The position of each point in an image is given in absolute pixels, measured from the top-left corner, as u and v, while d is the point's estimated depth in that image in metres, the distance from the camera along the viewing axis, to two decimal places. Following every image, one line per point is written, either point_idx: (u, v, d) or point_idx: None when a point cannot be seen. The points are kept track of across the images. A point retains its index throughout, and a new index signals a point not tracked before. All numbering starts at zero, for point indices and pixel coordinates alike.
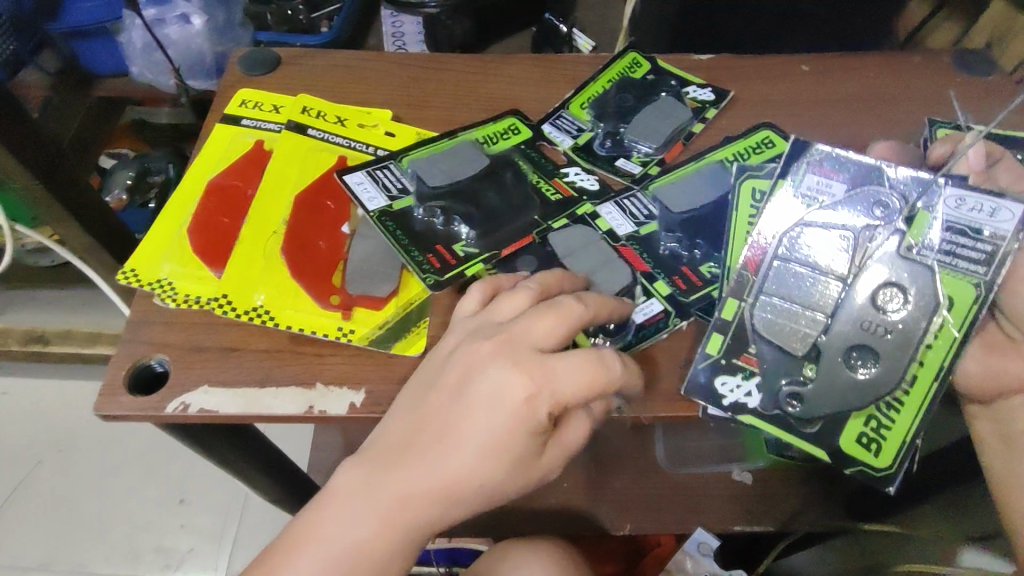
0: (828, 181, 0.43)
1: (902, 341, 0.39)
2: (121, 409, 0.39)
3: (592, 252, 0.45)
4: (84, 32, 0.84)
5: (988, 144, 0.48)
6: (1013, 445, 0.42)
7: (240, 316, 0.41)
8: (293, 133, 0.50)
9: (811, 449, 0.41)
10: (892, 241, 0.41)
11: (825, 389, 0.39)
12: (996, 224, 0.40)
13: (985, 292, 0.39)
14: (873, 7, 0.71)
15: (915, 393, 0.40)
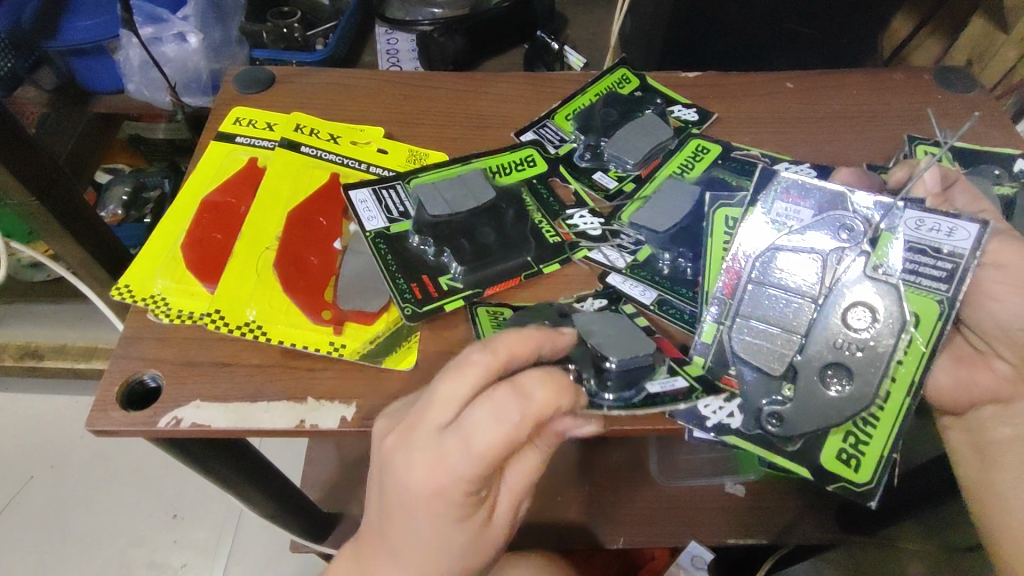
0: (796, 207, 0.44)
1: (873, 359, 0.39)
2: (112, 424, 0.39)
3: (616, 323, 0.43)
4: (81, 51, 0.83)
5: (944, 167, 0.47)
6: (985, 454, 0.43)
7: (233, 331, 0.42)
8: (286, 151, 0.51)
9: (795, 468, 0.41)
10: (859, 262, 0.41)
11: (803, 407, 0.39)
12: (955, 242, 0.40)
13: (948, 308, 0.40)
14: (857, 27, 0.73)
15: (890, 407, 0.40)
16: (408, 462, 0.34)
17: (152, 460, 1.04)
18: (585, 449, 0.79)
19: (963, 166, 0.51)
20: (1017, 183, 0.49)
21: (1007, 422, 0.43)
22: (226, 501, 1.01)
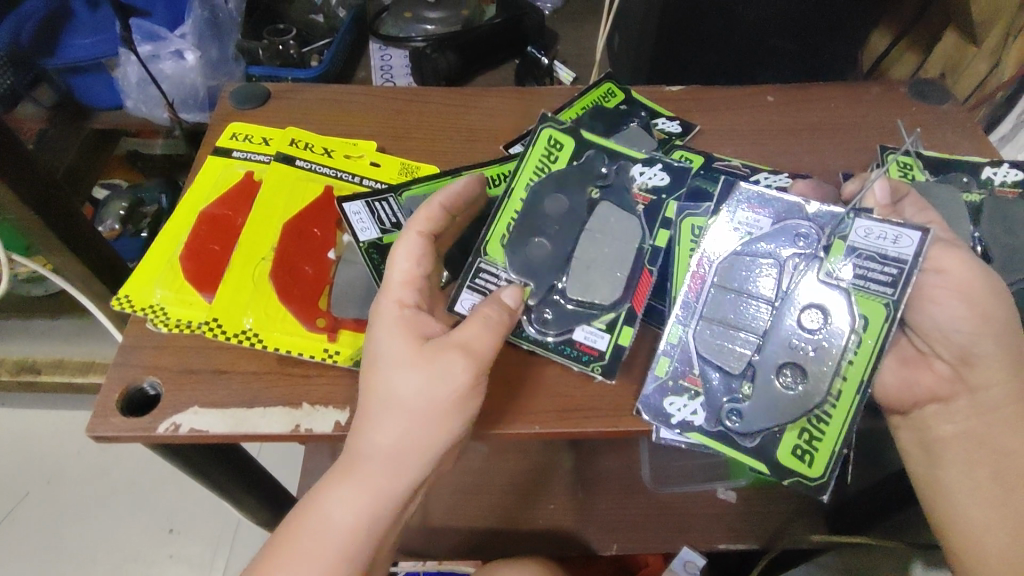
0: (756, 216, 0.45)
1: (825, 357, 0.41)
2: (112, 430, 0.40)
3: (620, 245, 0.46)
4: (79, 68, 0.85)
5: (896, 181, 0.47)
6: (931, 453, 0.45)
7: (230, 339, 0.43)
8: (281, 164, 0.52)
9: (754, 464, 0.43)
10: (812, 268, 0.43)
11: (760, 405, 0.42)
12: (899, 248, 0.42)
13: (894, 311, 0.42)
14: (837, 42, 0.75)
15: (841, 404, 0.42)
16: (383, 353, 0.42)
17: (147, 474, 1.04)
18: (578, 457, 0.81)
19: (933, 175, 0.51)
20: (984, 189, 0.49)
21: (948, 420, 0.44)
22: (222, 513, 1.02)
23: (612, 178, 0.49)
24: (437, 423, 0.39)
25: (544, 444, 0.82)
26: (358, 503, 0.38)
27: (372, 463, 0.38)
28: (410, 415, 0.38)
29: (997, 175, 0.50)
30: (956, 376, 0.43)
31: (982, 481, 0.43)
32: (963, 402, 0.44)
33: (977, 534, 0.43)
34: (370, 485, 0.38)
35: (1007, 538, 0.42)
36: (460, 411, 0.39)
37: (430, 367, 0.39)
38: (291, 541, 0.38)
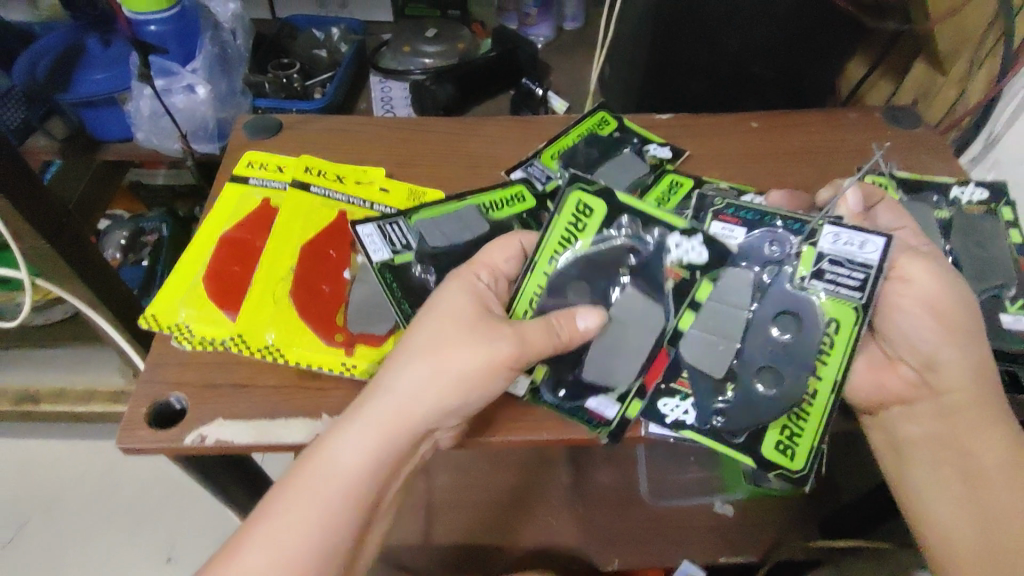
0: (732, 227, 0.49)
1: (797, 358, 0.45)
2: (143, 443, 0.42)
3: (639, 332, 0.45)
4: (91, 102, 0.88)
5: (868, 186, 0.50)
6: (901, 452, 0.48)
7: (253, 354, 0.45)
8: (298, 191, 0.55)
9: (738, 457, 0.46)
10: (784, 275, 0.46)
11: (742, 404, 0.45)
12: (866, 254, 0.45)
13: (863, 314, 0.44)
14: (814, 72, 0.81)
15: (818, 400, 0.46)
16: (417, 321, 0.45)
17: (146, 501, 1.08)
18: (578, 473, 0.83)
19: (907, 193, 0.53)
20: (954, 208, 0.51)
21: (913, 421, 0.47)
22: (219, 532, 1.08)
23: (640, 265, 0.46)
24: (459, 391, 0.42)
25: (544, 460, 0.85)
26: (366, 446, 0.41)
27: (387, 411, 0.41)
28: (436, 374, 0.41)
29: (964, 194, 0.52)
30: (921, 381, 0.46)
31: (947, 476, 0.46)
32: (926, 404, 0.46)
33: (949, 529, 0.45)
34: (381, 432, 0.41)
35: (973, 531, 0.44)
36: (484, 383, 0.42)
37: (474, 338, 0.42)
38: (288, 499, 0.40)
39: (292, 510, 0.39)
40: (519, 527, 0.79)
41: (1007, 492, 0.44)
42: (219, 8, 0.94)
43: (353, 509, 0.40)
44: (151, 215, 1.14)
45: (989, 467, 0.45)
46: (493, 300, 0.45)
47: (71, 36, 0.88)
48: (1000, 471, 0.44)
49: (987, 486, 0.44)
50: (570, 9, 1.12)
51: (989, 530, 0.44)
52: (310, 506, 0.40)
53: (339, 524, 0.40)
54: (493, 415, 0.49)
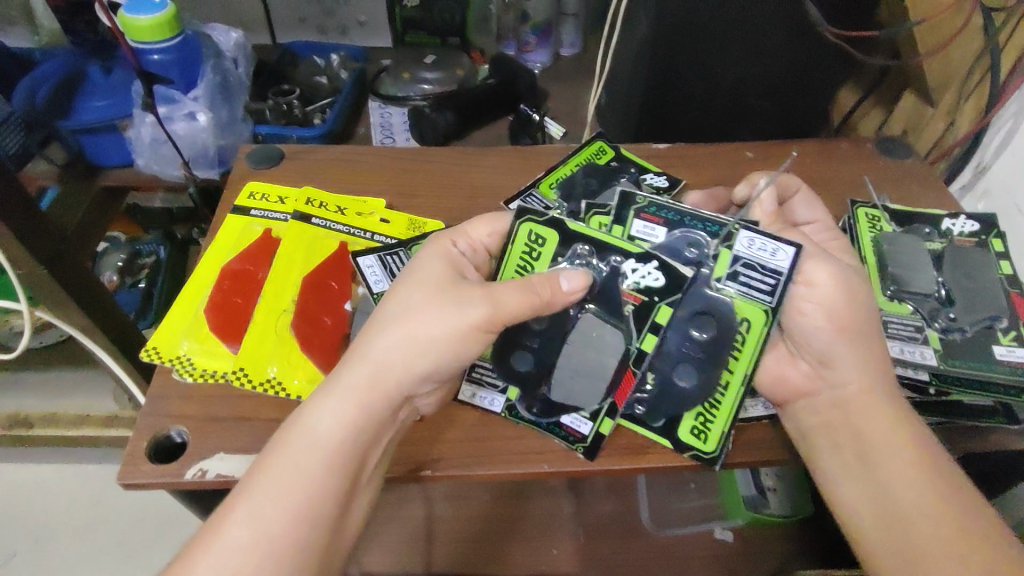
0: (653, 225, 0.50)
1: (710, 356, 0.48)
2: (143, 477, 0.42)
3: (602, 355, 0.48)
4: (92, 130, 0.89)
5: (785, 179, 0.54)
6: (805, 440, 0.47)
7: (255, 386, 0.45)
8: (299, 223, 0.55)
9: (656, 438, 0.49)
10: (701, 277, 0.48)
11: (661, 395, 0.49)
12: (776, 261, 0.46)
13: (772, 316, 0.47)
14: (807, 102, 0.82)
15: (729, 393, 0.49)
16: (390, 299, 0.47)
17: (139, 530, 1.08)
18: (578, 501, 0.83)
19: (899, 225, 0.54)
20: (945, 239, 0.52)
21: (814, 412, 0.46)
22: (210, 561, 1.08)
23: (595, 293, 0.47)
24: (435, 353, 0.43)
25: (544, 489, 0.85)
26: (344, 413, 0.41)
27: (362, 375, 0.42)
28: (412, 334, 0.43)
29: (955, 226, 0.53)
30: (817, 375, 0.46)
31: (847, 460, 0.45)
32: (821, 398, 0.46)
33: (852, 509, 0.44)
34: (357, 396, 0.42)
35: (871, 505, 0.43)
36: (464, 343, 0.43)
37: (449, 302, 0.43)
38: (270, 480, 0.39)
39: (271, 487, 0.38)
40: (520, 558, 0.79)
41: (902, 465, 0.42)
42: (222, 37, 0.95)
43: (337, 478, 0.40)
44: (148, 238, 1.16)
45: (879, 443, 0.43)
46: (465, 268, 0.48)
47: (72, 65, 0.89)
48: (888, 445, 0.43)
49: (879, 461, 0.43)
50: (567, 36, 1.15)
51: (882, 502, 0.42)
52: (290, 479, 0.39)
53: (323, 497, 0.39)
54: (493, 446, 0.49)
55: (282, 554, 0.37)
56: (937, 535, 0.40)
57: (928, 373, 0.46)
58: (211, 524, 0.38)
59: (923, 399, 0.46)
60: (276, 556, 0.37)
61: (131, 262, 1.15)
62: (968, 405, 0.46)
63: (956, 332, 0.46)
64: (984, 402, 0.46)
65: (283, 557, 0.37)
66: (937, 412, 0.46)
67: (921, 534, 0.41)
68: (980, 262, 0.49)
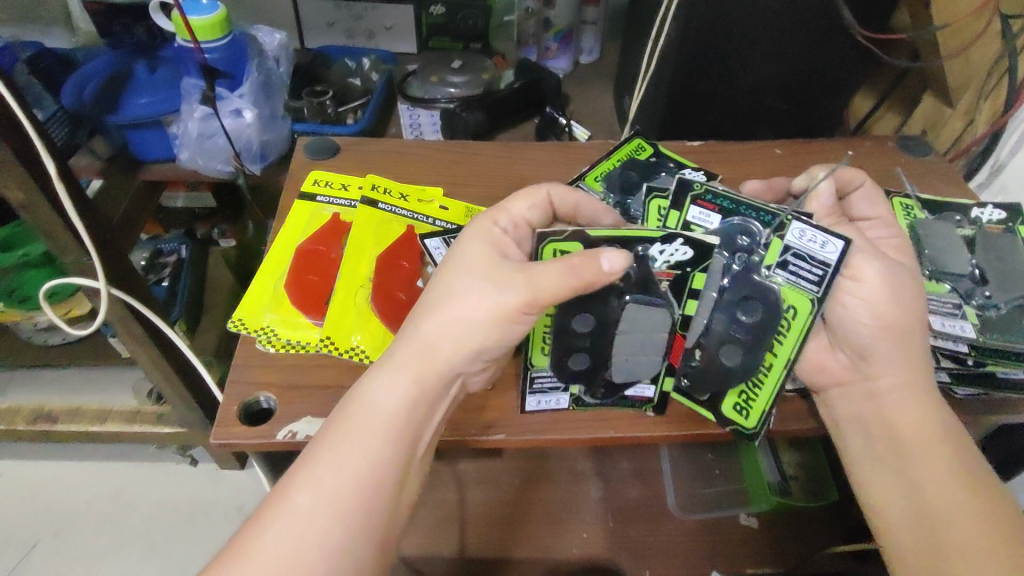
0: (708, 213, 0.54)
1: (756, 339, 0.49)
2: (235, 438, 0.45)
3: (651, 338, 0.48)
4: (137, 124, 0.90)
5: (850, 171, 0.56)
6: (837, 426, 0.51)
7: (341, 354, 0.49)
8: (366, 207, 0.59)
9: (700, 410, 0.53)
10: (751, 264, 0.51)
11: (705, 373, 0.51)
12: (825, 253, 0.49)
13: (817, 306, 0.49)
14: (825, 105, 0.87)
15: (771, 374, 0.51)
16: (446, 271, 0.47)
17: (162, 523, 1.09)
18: (607, 487, 0.86)
19: (930, 213, 0.58)
20: (975, 226, 0.56)
21: (847, 400, 0.50)
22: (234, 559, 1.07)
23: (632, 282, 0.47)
24: (476, 332, 0.43)
25: (573, 474, 0.87)
26: (399, 388, 0.43)
27: (411, 354, 0.43)
28: (454, 317, 0.43)
29: (984, 215, 0.57)
30: (854, 367, 0.50)
31: (877, 449, 0.48)
32: (857, 387, 0.50)
33: (880, 497, 0.47)
34: (410, 372, 0.43)
35: (901, 499, 0.46)
36: (501, 323, 0.43)
37: (488, 283, 0.43)
38: (336, 453, 0.40)
39: (337, 462, 0.40)
40: (553, 541, 0.80)
41: (936, 462, 0.46)
42: (267, 38, 1.00)
43: (392, 452, 0.41)
44: (169, 237, 1.17)
45: (913, 441, 0.47)
46: (507, 248, 0.47)
47: (116, 65, 0.91)
48: (923, 442, 0.46)
49: (913, 457, 0.46)
50: (587, 44, 1.18)
51: (914, 498, 0.46)
52: (349, 451, 0.40)
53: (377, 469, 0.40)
54: (560, 414, 0.53)
55: (342, 519, 0.39)
56: (966, 530, 0.43)
57: (967, 345, 0.50)
58: (277, 491, 0.40)
59: (963, 369, 0.50)
60: (337, 521, 0.38)
61: (153, 259, 1.15)
62: (1002, 377, 0.50)
63: (993, 308, 0.51)
64: (1017, 375, 0.50)
65: (352, 529, 0.39)
66: (973, 384, 0.50)
67: (949, 524, 0.44)
68: (1009, 245, 0.54)
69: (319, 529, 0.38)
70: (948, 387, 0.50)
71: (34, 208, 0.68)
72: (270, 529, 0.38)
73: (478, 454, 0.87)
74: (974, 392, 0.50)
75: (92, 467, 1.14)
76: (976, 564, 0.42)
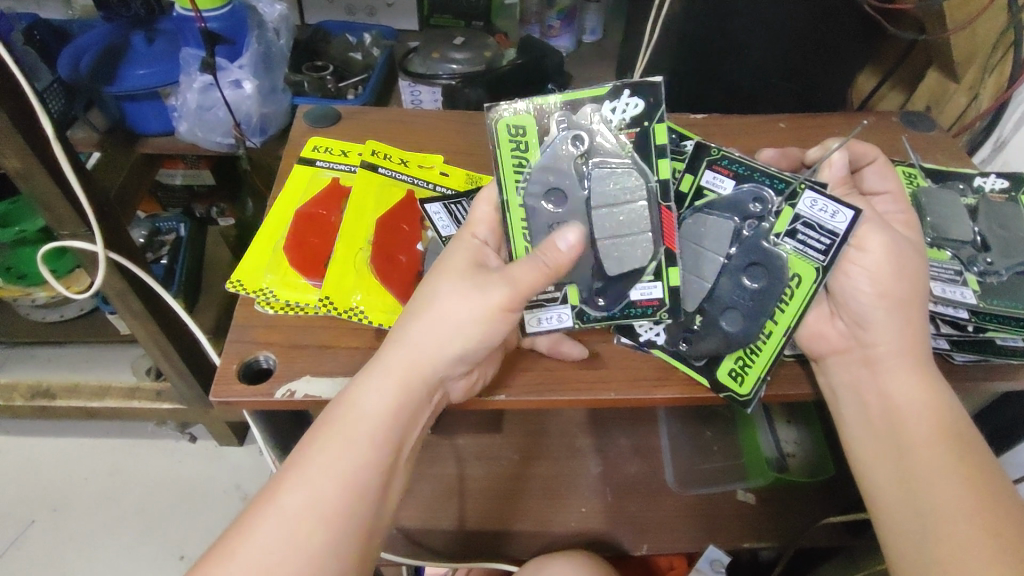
0: (722, 176, 0.53)
1: (760, 306, 0.51)
2: (233, 395, 0.45)
3: (627, 203, 0.48)
4: (133, 96, 0.88)
5: (865, 146, 0.56)
6: (835, 394, 0.50)
7: (341, 313, 0.49)
8: (367, 172, 0.59)
9: (696, 375, 0.52)
10: (761, 231, 0.51)
11: (706, 336, 0.52)
12: (835, 223, 0.49)
13: (823, 276, 0.49)
14: (829, 83, 0.86)
15: (771, 342, 0.51)
16: (434, 273, 0.48)
17: (160, 500, 1.09)
18: (606, 463, 0.85)
19: (933, 182, 0.58)
20: (978, 195, 0.57)
21: (845, 367, 0.49)
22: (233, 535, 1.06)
23: (591, 144, 0.48)
24: (464, 336, 0.45)
25: (571, 450, 0.86)
26: (385, 392, 0.44)
27: (401, 361, 0.45)
28: (444, 321, 0.45)
29: (987, 183, 0.57)
30: (851, 335, 0.49)
31: (871, 418, 0.48)
32: (854, 355, 0.49)
33: (872, 466, 0.48)
34: (395, 377, 0.44)
35: (890, 465, 0.46)
36: (488, 326, 0.45)
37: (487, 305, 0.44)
38: (327, 457, 0.42)
39: (325, 464, 0.41)
40: (554, 516, 0.80)
41: (925, 430, 0.46)
42: (267, 8, 0.99)
43: (377, 451, 0.43)
44: (168, 215, 1.16)
45: (909, 412, 0.47)
46: (487, 255, 0.48)
47: (113, 35, 0.89)
48: (916, 410, 0.46)
49: (905, 425, 0.46)
50: (590, 22, 1.17)
51: (902, 464, 0.46)
52: (337, 453, 0.42)
53: (363, 470, 0.42)
54: (559, 377, 0.52)
55: (328, 518, 0.40)
56: (952, 496, 0.43)
57: (967, 311, 0.50)
58: (268, 494, 0.41)
59: (962, 335, 0.50)
60: (327, 526, 0.40)
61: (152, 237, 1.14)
62: (1001, 344, 0.50)
63: (994, 275, 0.51)
64: (1017, 343, 0.50)
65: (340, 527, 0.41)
66: (972, 350, 0.50)
67: (939, 494, 0.44)
68: (1010, 213, 0.54)
69: (309, 531, 0.40)
70: (946, 352, 0.50)
71: (31, 176, 0.67)
72: (257, 531, 0.40)
73: (477, 430, 0.87)
74: (971, 358, 0.50)
75: (90, 446, 1.14)
76: (959, 528, 0.42)
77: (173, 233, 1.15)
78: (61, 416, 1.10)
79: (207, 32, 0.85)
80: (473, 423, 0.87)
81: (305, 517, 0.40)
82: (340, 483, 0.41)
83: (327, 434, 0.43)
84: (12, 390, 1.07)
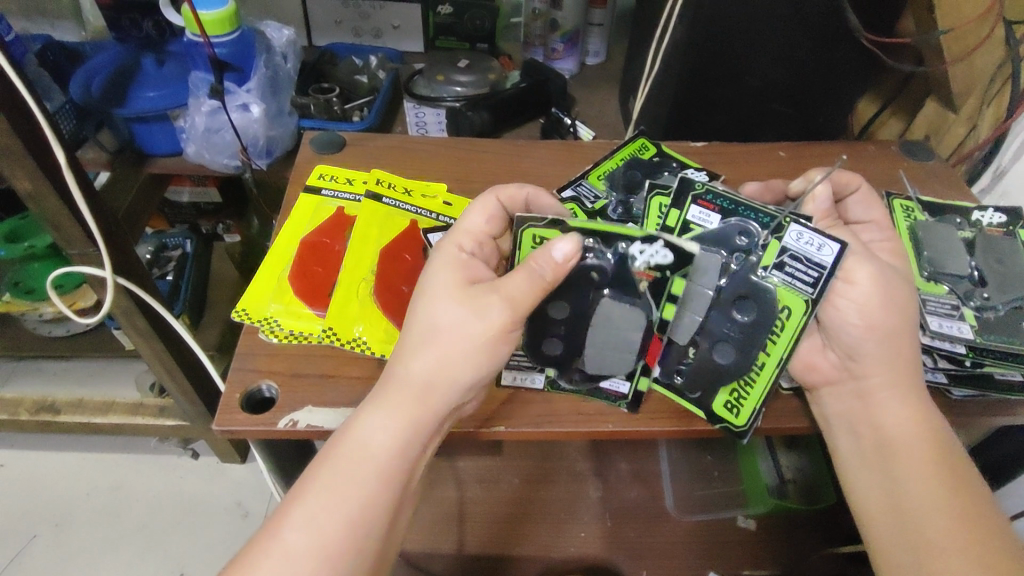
0: (707, 211, 0.52)
1: (751, 340, 0.50)
2: (237, 424, 0.46)
3: (626, 332, 0.47)
4: (144, 117, 0.90)
5: (848, 175, 0.57)
6: (828, 424, 0.51)
7: (344, 344, 0.50)
8: (372, 202, 0.60)
9: (691, 408, 0.53)
10: (749, 265, 0.50)
11: (699, 369, 0.52)
12: (822, 256, 0.48)
13: (811, 307, 0.49)
14: (830, 108, 0.87)
15: (763, 374, 0.52)
16: (444, 296, 0.44)
17: (160, 517, 1.09)
18: (605, 487, 0.85)
19: (931, 215, 0.59)
20: (976, 229, 0.57)
21: (837, 399, 0.50)
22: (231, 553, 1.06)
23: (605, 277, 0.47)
24: (466, 371, 0.43)
25: (571, 474, 0.86)
26: (394, 427, 0.42)
27: (406, 393, 0.43)
28: (446, 351, 0.43)
29: (984, 217, 0.58)
30: (844, 366, 0.50)
31: (865, 449, 0.48)
32: (846, 387, 0.49)
33: (862, 495, 0.47)
34: (406, 412, 0.42)
35: (882, 496, 0.46)
36: (489, 354, 0.43)
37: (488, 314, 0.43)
38: (337, 488, 0.41)
39: (331, 494, 0.40)
40: (552, 540, 0.80)
41: (920, 463, 0.46)
42: (275, 33, 1.01)
43: (378, 487, 0.41)
44: (174, 232, 1.17)
45: (903, 446, 0.46)
46: (477, 272, 0.46)
47: (124, 57, 0.90)
48: (908, 440, 0.46)
49: (899, 456, 0.46)
50: (593, 46, 1.18)
51: (895, 498, 0.45)
52: (347, 490, 0.41)
53: (361, 507, 0.41)
54: (558, 408, 0.53)
55: (329, 565, 0.39)
56: (943, 531, 0.43)
57: (965, 346, 0.50)
58: (266, 529, 0.41)
59: (960, 370, 0.50)
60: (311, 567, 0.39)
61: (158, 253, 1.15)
62: (998, 379, 0.50)
63: (991, 310, 0.51)
64: (1014, 377, 0.50)
65: (346, 559, 0.40)
66: (970, 385, 0.50)
67: (929, 527, 0.43)
68: (1009, 247, 0.55)
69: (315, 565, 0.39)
70: (944, 387, 0.50)
71: (42, 199, 0.68)
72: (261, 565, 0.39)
73: (478, 453, 0.87)
74: (969, 393, 0.50)
75: (92, 462, 1.15)
76: (952, 563, 0.42)
77: (179, 250, 1.16)
78: (64, 431, 1.10)
79: (215, 58, 0.86)
80: (473, 446, 0.88)
81: (315, 549, 0.39)
82: (350, 517, 0.40)
83: (338, 466, 0.41)
84: (16, 406, 1.08)
